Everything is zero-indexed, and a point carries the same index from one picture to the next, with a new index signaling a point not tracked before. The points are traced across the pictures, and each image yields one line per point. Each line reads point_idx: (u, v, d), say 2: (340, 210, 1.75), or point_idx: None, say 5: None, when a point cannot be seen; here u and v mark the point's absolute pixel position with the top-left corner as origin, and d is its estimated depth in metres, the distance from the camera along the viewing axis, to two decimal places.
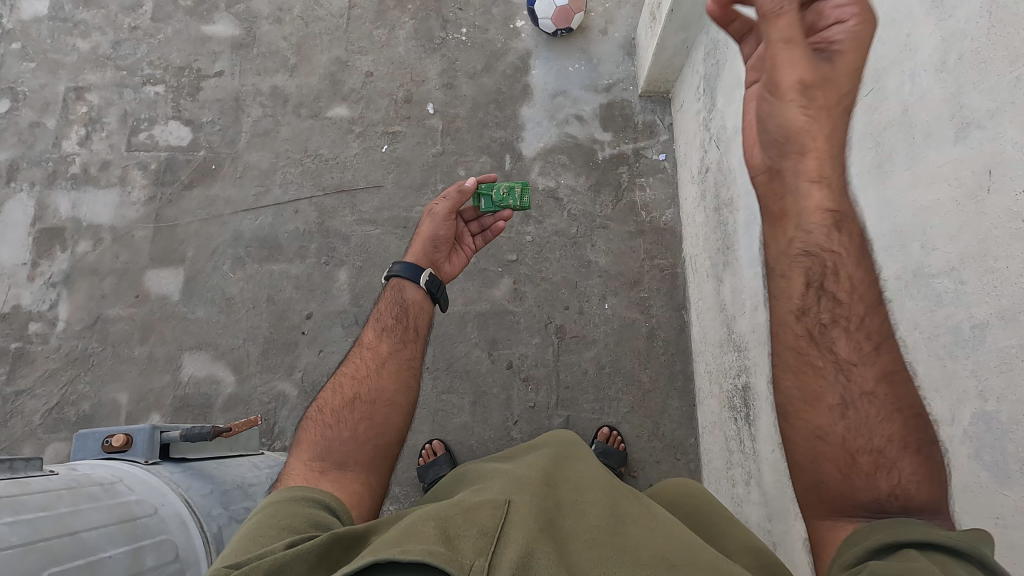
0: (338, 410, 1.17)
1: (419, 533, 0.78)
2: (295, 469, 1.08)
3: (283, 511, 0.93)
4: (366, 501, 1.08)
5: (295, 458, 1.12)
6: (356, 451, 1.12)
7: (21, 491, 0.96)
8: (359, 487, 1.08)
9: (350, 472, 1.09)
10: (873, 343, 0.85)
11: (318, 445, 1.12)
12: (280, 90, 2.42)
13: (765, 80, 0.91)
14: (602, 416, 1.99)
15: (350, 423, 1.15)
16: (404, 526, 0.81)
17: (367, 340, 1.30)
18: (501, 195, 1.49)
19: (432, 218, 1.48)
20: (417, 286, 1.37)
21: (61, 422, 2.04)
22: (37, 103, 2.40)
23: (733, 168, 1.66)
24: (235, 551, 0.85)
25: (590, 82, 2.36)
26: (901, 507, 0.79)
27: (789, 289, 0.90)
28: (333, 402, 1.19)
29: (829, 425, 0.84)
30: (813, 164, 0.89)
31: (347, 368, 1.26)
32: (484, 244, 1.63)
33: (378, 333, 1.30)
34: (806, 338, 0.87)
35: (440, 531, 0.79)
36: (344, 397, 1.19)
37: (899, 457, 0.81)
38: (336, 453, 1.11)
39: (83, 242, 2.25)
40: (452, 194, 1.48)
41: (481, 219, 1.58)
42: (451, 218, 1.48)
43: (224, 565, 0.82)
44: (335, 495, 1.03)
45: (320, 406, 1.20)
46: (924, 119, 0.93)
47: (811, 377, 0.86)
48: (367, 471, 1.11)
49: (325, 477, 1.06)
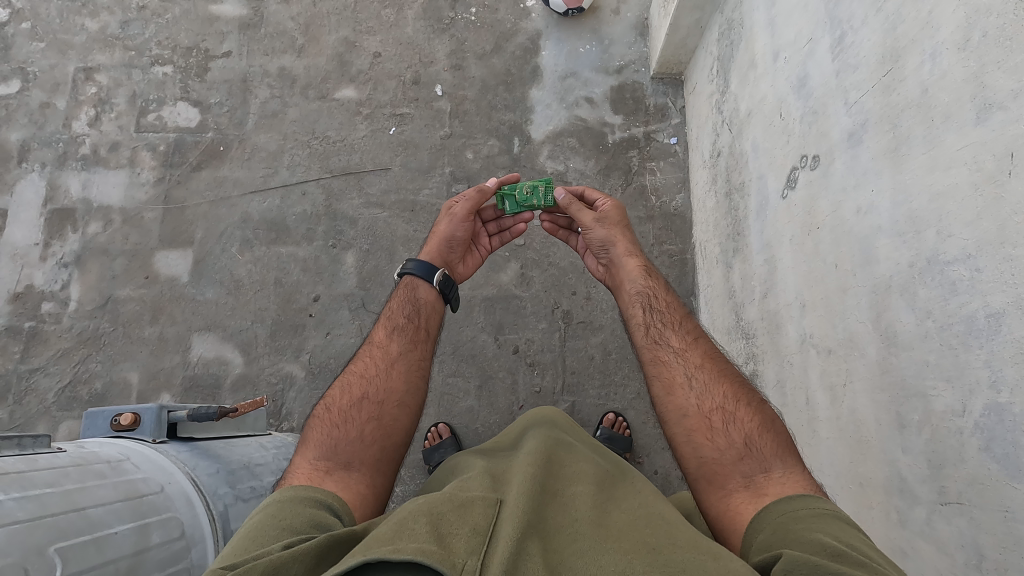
0: (346, 409, 1.16)
1: (410, 532, 0.78)
2: (300, 468, 1.08)
3: (285, 511, 0.94)
4: (369, 501, 1.08)
5: (301, 457, 1.12)
6: (362, 452, 1.12)
7: (29, 467, 0.98)
8: (364, 488, 1.08)
9: (355, 472, 1.09)
10: (693, 335, 1.18)
11: (325, 444, 1.12)
12: (288, 71, 2.40)
13: (583, 214, 1.39)
14: (608, 402, 1.98)
15: (357, 423, 1.14)
16: (394, 523, 0.81)
17: (377, 338, 1.28)
18: (524, 195, 1.48)
19: (450, 218, 1.45)
20: (430, 285, 1.36)
21: (73, 400, 2.08)
22: (48, 83, 2.40)
23: (745, 152, 1.62)
24: (235, 551, 0.86)
25: (602, 64, 2.31)
26: (754, 455, 1.01)
27: (634, 321, 1.24)
28: (340, 401, 1.18)
29: (685, 402, 1.09)
30: (623, 247, 1.35)
31: (356, 367, 1.25)
32: (502, 244, 1.62)
33: (389, 332, 1.29)
34: (652, 344, 1.18)
35: (433, 530, 0.79)
36: (352, 396, 1.18)
37: (737, 410, 1.06)
38: (342, 454, 1.10)
39: (93, 223, 2.26)
40: (472, 194, 1.46)
41: (499, 220, 1.56)
42: (468, 219, 1.44)
43: (223, 564, 0.83)
44: (339, 495, 1.03)
45: (328, 404, 1.19)
46: (943, 101, 0.90)
47: (663, 372, 1.14)
48: (372, 472, 1.11)
49: (329, 476, 1.06)
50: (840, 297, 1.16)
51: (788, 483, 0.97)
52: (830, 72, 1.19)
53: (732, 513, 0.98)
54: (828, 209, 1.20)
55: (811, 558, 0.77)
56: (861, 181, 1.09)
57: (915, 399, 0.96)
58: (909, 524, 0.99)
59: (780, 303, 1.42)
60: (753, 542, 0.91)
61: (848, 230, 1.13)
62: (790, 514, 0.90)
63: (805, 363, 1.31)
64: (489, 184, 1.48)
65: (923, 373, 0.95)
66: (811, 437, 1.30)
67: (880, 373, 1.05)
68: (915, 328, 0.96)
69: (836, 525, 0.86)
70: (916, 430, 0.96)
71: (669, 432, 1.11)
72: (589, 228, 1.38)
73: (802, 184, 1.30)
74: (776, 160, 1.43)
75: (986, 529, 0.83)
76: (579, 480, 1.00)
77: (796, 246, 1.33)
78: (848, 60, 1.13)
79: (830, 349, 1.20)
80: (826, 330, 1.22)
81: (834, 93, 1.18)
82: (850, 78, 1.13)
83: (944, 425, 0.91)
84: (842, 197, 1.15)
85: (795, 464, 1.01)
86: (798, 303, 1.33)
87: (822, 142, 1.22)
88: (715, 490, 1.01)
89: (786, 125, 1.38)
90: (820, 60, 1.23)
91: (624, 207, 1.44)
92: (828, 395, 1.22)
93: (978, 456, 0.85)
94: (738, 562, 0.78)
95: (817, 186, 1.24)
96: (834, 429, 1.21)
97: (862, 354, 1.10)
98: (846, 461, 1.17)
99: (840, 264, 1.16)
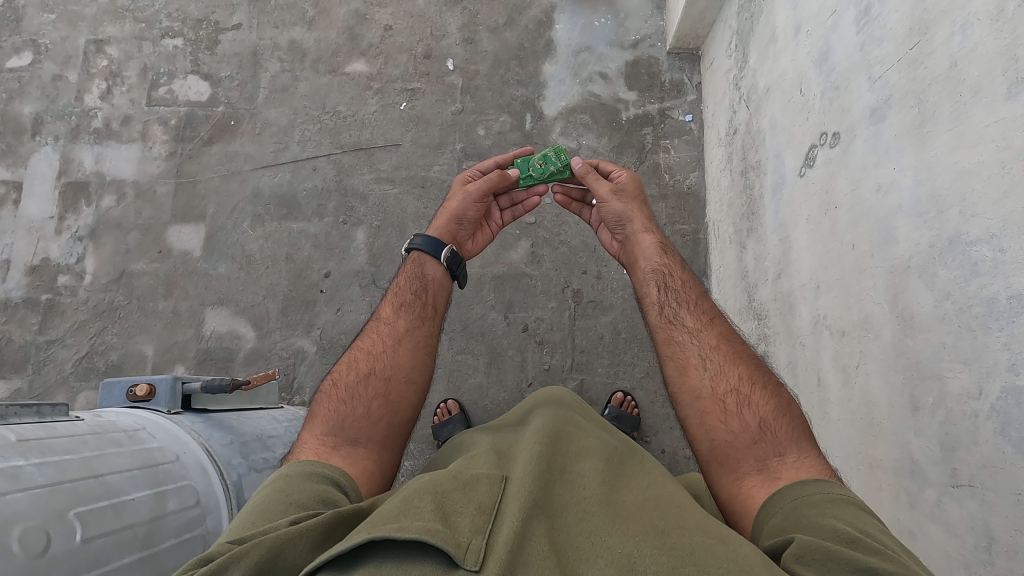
0: (352, 384, 1.17)
1: (416, 510, 0.79)
2: (308, 443, 1.10)
3: (293, 486, 0.96)
4: (376, 477, 1.10)
5: (308, 432, 1.13)
6: (369, 428, 1.13)
7: (47, 434, 0.99)
8: (370, 464, 1.09)
9: (362, 448, 1.10)
10: (709, 316, 1.17)
11: (332, 420, 1.13)
12: (298, 44, 2.37)
13: (600, 186, 1.36)
14: (617, 380, 1.98)
15: (364, 399, 1.15)
16: (400, 501, 0.82)
17: (384, 314, 1.29)
18: (538, 168, 1.47)
19: (462, 195, 1.43)
20: (438, 262, 1.36)
21: (90, 371, 2.12)
22: (59, 56, 2.39)
23: (763, 129, 1.58)
24: (242, 526, 0.88)
25: (617, 38, 2.26)
26: (768, 439, 1.01)
27: (648, 299, 1.23)
28: (347, 376, 1.19)
29: (699, 383, 1.09)
30: (639, 223, 1.33)
31: (363, 343, 1.26)
32: (512, 220, 1.59)
33: (396, 308, 1.29)
34: (667, 324, 1.18)
35: (438, 508, 0.80)
36: (359, 371, 1.19)
37: (751, 393, 1.06)
38: (349, 430, 1.12)
39: (107, 197, 2.27)
40: (492, 176, 1.43)
41: (512, 194, 1.53)
42: (482, 199, 1.43)
43: (230, 538, 0.84)
44: (346, 471, 1.04)
45: (335, 379, 1.21)
46: (973, 75, 0.87)
47: (677, 352, 1.14)
48: (379, 448, 1.13)
49: (336, 452, 1.08)
50: (856, 278, 1.14)
51: (801, 467, 0.97)
52: (854, 45, 1.15)
53: (743, 496, 0.98)
54: (847, 188, 1.18)
55: (825, 544, 0.78)
56: (882, 159, 1.07)
57: (930, 381, 0.95)
58: (919, 506, 0.99)
59: (794, 283, 1.40)
60: (764, 527, 0.91)
61: (867, 209, 1.11)
62: (804, 499, 0.90)
63: (818, 345, 1.30)
64: (511, 171, 1.46)
65: (940, 355, 0.93)
66: (821, 418, 1.29)
67: (895, 356, 1.03)
68: (933, 310, 0.95)
69: (851, 511, 0.86)
70: (929, 413, 0.96)
71: (682, 413, 1.10)
72: (605, 200, 1.36)
73: (820, 162, 1.27)
74: (794, 138, 1.40)
75: (998, 512, 0.83)
76: (587, 457, 1.00)
77: (812, 226, 1.31)
78: (874, 32, 1.10)
79: (844, 330, 1.19)
80: (840, 311, 1.20)
81: (857, 68, 1.15)
82: (874, 52, 1.09)
83: (959, 407, 0.90)
84: (861, 175, 1.13)
85: (809, 449, 1.00)
86: (812, 284, 1.31)
87: (844, 118, 1.19)
88: (727, 473, 1.02)
89: (806, 101, 1.34)
90: (843, 33, 1.20)
91: (641, 180, 1.41)
92: (841, 376, 1.21)
93: (993, 439, 0.84)
94: (745, 547, 0.78)
95: (836, 164, 1.21)
96: (844, 410, 1.20)
97: (876, 336, 1.08)
98: (856, 443, 1.16)
99: (858, 244, 1.14)
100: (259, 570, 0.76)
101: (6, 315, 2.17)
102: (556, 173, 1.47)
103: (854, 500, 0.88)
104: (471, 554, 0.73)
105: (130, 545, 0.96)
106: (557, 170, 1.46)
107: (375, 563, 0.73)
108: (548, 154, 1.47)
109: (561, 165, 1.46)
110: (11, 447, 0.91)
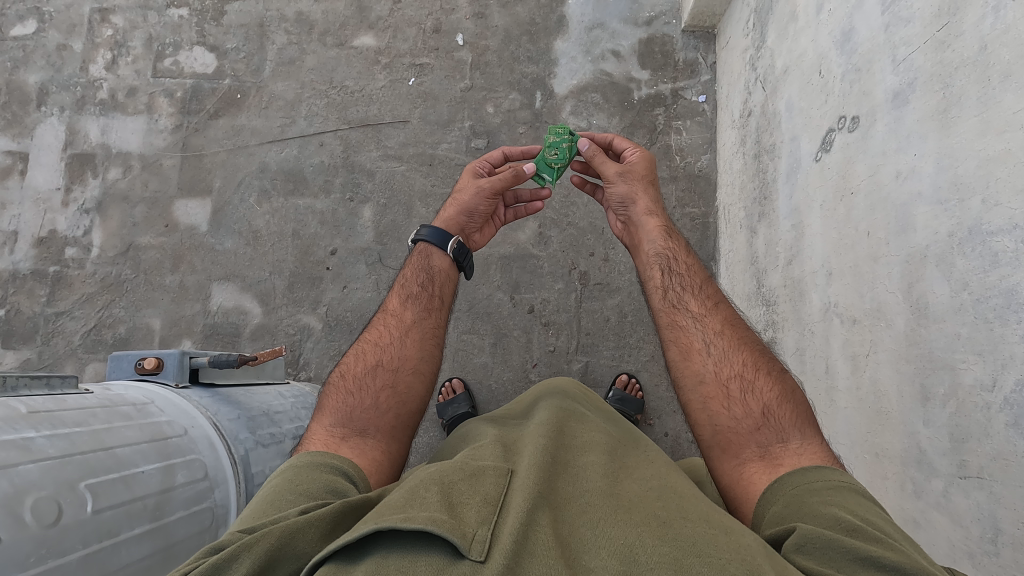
0: (360, 376, 1.18)
1: (422, 501, 0.80)
2: (317, 434, 1.10)
3: (302, 477, 0.96)
4: (386, 466, 1.10)
5: (317, 423, 1.13)
6: (378, 418, 1.13)
7: (58, 406, 1.00)
8: (379, 454, 1.10)
9: (371, 439, 1.11)
10: (714, 301, 1.16)
11: (340, 411, 1.13)
12: (305, 16, 2.33)
13: (607, 166, 1.34)
14: (622, 363, 1.98)
15: (372, 391, 1.16)
16: (406, 492, 0.83)
17: (392, 307, 1.28)
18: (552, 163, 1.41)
19: (475, 190, 1.40)
20: (445, 254, 1.35)
21: (98, 343, 2.13)
22: (64, 24, 2.35)
23: (779, 112, 1.54)
24: (253, 515, 0.88)
25: (630, 15, 2.21)
26: (772, 425, 1.00)
27: (652, 284, 1.22)
28: (355, 368, 1.19)
29: (702, 369, 1.08)
30: (644, 205, 1.31)
31: (370, 335, 1.25)
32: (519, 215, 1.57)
33: (403, 299, 1.29)
34: (670, 307, 1.17)
35: (444, 499, 0.80)
36: (367, 363, 1.19)
37: (755, 380, 1.05)
38: (357, 421, 1.12)
39: (113, 169, 2.26)
40: (507, 174, 1.40)
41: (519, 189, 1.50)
42: (494, 196, 1.40)
43: (239, 528, 0.84)
44: (356, 461, 1.05)
45: (343, 371, 1.21)
46: (1004, 59, 0.84)
47: (680, 337, 1.13)
48: (387, 439, 1.13)
49: (345, 443, 1.08)
50: (870, 266, 1.13)
51: (804, 454, 0.97)
52: (879, 25, 1.12)
53: (745, 482, 0.98)
54: (865, 173, 1.15)
55: (826, 533, 0.78)
56: (903, 144, 1.04)
57: (942, 372, 0.95)
58: (924, 496, 0.99)
59: (804, 270, 1.39)
60: (764, 514, 0.92)
61: (885, 196, 1.09)
62: (806, 487, 0.90)
63: (828, 333, 1.29)
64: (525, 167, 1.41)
65: (953, 346, 0.92)
66: (828, 406, 1.29)
67: (906, 345, 1.03)
68: (949, 300, 0.93)
69: (853, 499, 0.86)
70: (940, 403, 0.95)
71: (684, 399, 1.10)
72: (612, 180, 1.33)
73: (837, 147, 1.25)
74: (811, 120, 1.37)
75: (1006, 504, 0.83)
76: (590, 449, 1.00)
77: (827, 212, 1.29)
78: (899, 12, 1.06)
79: (855, 319, 1.18)
80: (852, 299, 1.19)
81: (880, 49, 1.11)
82: (899, 33, 1.06)
83: (971, 399, 0.89)
84: (881, 160, 1.10)
85: (814, 437, 1.00)
86: (824, 271, 1.30)
87: (864, 102, 1.16)
88: (729, 458, 1.02)
89: (825, 83, 1.30)
90: (867, 12, 1.16)
91: (653, 160, 1.38)
92: (849, 364, 1.20)
93: (1004, 432, 0.83)
94: (748, 538, 0.79)
95: (854, 149, 1.19)
96: (852, 399, 1.20)
97: (888, 325, 1.07)
98: (863, 431, 1.16)
99: (873, 232, 1.12)
100: (268, 559, 0.77)
101: (14, 286, 2.17)
102: (571, 148, 1.41)
103: (856, 486, 0.88)
104: (476, 544, 0.73)
105: (140, 516, 0.97)
106: (571, 145, 1.40)
107: (381, 554, 0.73)
108: (550, 139, 1.40)
109: (569, 139, 1.40)
110: (21, 419, 0.92)
